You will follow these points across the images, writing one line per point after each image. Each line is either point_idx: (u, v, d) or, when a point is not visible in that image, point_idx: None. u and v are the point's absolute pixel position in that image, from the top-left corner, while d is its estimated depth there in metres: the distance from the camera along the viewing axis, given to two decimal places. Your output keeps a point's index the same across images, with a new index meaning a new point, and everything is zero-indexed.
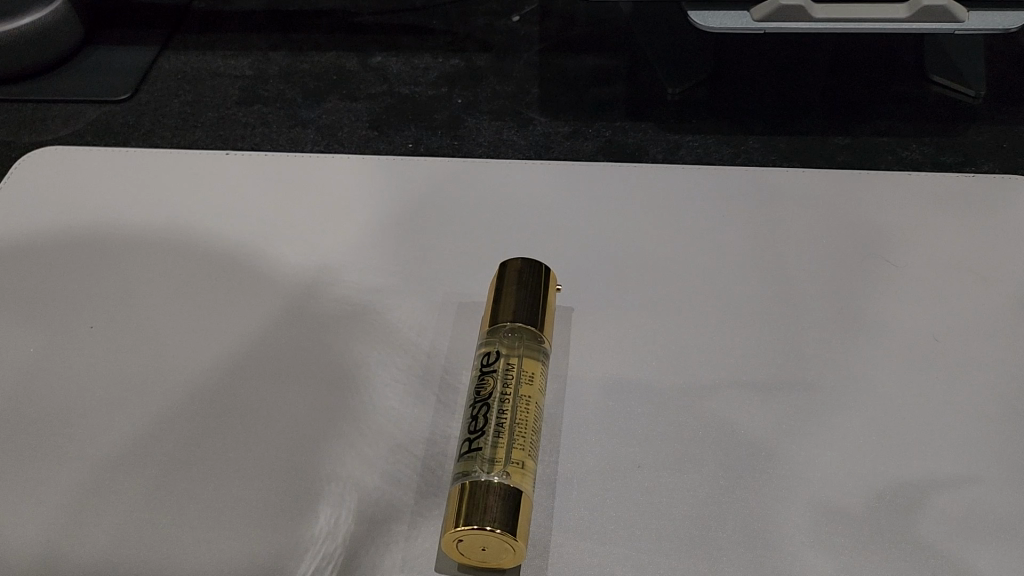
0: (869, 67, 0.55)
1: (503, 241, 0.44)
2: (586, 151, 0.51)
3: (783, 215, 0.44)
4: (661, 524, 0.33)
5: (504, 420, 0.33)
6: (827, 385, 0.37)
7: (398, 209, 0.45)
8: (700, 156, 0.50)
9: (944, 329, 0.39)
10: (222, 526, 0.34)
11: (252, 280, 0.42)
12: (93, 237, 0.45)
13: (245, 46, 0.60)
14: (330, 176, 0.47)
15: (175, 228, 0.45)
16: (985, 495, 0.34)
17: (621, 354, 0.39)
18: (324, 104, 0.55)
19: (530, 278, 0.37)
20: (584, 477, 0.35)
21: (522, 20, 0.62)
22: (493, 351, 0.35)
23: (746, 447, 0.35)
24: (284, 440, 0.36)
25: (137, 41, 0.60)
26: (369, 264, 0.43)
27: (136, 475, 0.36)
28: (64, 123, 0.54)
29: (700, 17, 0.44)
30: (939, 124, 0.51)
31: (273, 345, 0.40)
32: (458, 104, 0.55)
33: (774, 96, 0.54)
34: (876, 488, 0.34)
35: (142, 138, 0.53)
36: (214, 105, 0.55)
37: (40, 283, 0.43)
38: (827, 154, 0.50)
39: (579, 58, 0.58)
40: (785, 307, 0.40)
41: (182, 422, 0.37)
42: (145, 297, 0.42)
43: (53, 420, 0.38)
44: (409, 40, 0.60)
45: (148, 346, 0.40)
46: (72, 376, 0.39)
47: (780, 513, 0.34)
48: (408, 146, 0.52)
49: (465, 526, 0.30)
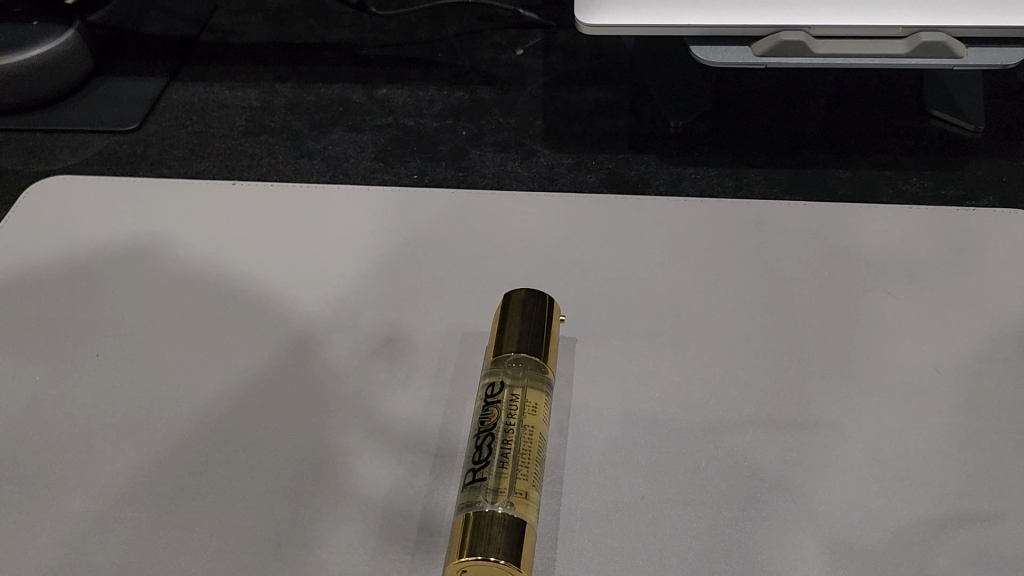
0: (868, 102, 0.56)
1: (507, 271, 0.44)
2: (589, 183, 0.52)
3: (784, 247, 0.44)
4: (665, 556, 0.33)
5: (508, 451, 0.33)
6: (830, 416, 0.37)
7: (402, 239, 0.46)
8: (702, 189, 0.51)
9: (946, 360, 0.39)
10: (224, 557, 0.34)
11: (254, 309, 0.43)
12: (101, 268, 0.45)
13: (252, 78, 0.61)
14: (333, 207, 0.48)
15: (182, 258, 0.45)
16: (989, 529, 0.34)
17: (624, 385, 0.39)
18: (329, 136, 0.56)
19: (533, 309, 0.37)
20: (587, 508, 0.35)
21: (525, 53, 0.62)
22: (497, 382, 0.36)
23: (750, 479, 0.35)
24: (288, 469, 0.37)
25: (145, 72, 0.60)
26: (371, 295, 0.43)
27: (140, 504, 0.36)
28: (72, 152, 0.54)
29: (703, 52, 0.45)
30: (939, 158, 0.52)
31: (274, 375, 0.40)
32: (462, 136, 0.56)
33: (775, 129, 0.54)
34: (886, 525, 0.34)
35: (149, 168, 0.53)
36: (221, 136, 0.56)
37: (48, 313, 0.43)
38: (828, 187, 0.50)
39: (582, 92, 0.59)
40: (786, 338, 0.40)
41: (187, 451, 0.37)
42: (150, 326, 0.42)
43: (59, 449, 0.38)
44: (414, 72, 0.61)
45: (153, 375, 0.40)
46: (75, 404, 0.39)
47: (784, 547, 0.33)
48: (413, 178, 0.53)
49: (469, 556, 0.30)
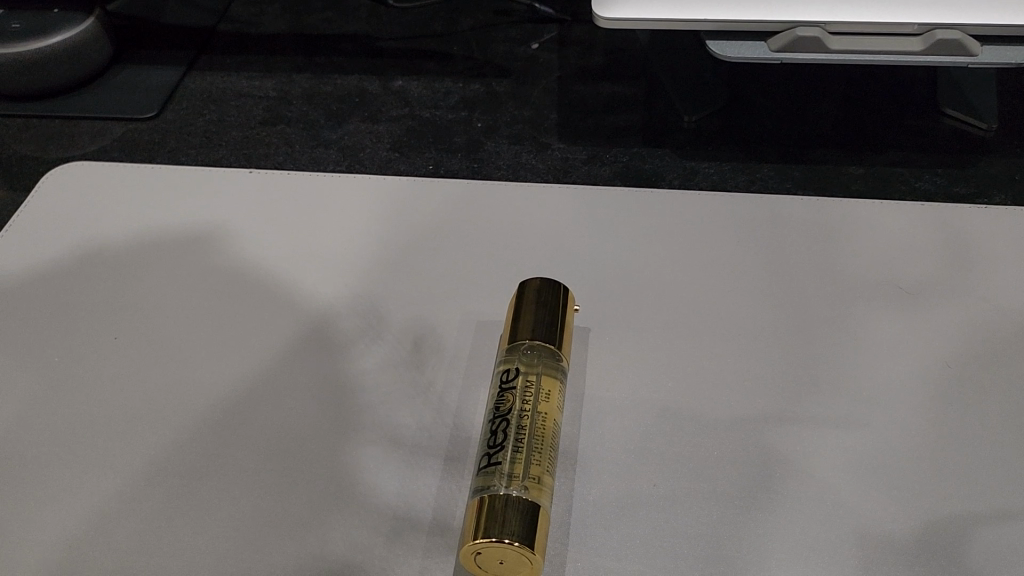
0: (882, 99, 0.56)
1: (521, 261, 0.44)
2: (603, 176, 0.52)
3: (797, 241, 0.45)
4: (677, 543, 0.34)
5: (522, 436, 0.34)
6: (841, 408, 0.38)
7: (418, 228, 0.46)
8: (716, 183, 0.51)
9: (959, 354, 0.39)
10: (240, 536, 0.34)
11: (270, 296, 0.43)
12: (119, 254, 0.46)
13: (269, 68, 0.61)
14: (348, 196, 0.48)
15: (198, 244, 0.46)
16: (1000, 522, 0.34)
17: (638, 375, 0.39)
18: (345, 126, 0.56)
19: (548, 298, 0.37)
20: (601, 495, 0.35)
21: (541, 47, 0.63)
22: (512, 368, 0.36)
23: (761, 468, 0.36)
24: (303, 452, 0.37)
25: (164, 60, 0.61)
26: (387, 283, 0.43)
27: (157, 483, 0.36)
28: (91, 139, 0.55)
29: (719, 46, 0.45)
30: (952, 156, 0.52)
31: (290, 361, 0.40)
32: (477, 127, 0.56)
33: (789, 125, 0.55)
34: (898, 516, 0.34)
35: (167, 155, 0.54)
36: (237, 124, 0.56)
37: (67, 296, 0.44)
38: (841, 183, 0.51)
39: (597, 86, 0.59)
40: (799, 330, 0.41)
41: (202, 433, 0.38)
42: (166, 310, 0.43)
43: (77, 428, 0.38)
44: (429, 64, 0.61)
45: (170, 359, 0.41)
46: (94, 386, 0.40)
47: (795, 535, 0.34)
48: (428, 168, 0.53)
49: (484, 539, 0.30)
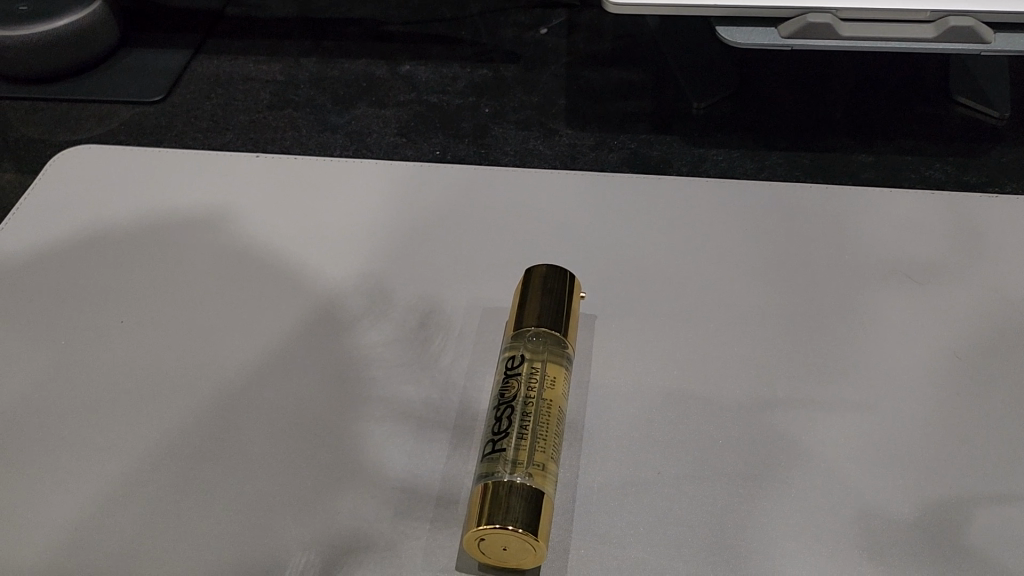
0: (892, 87, 0.55)
1: (527, 247, 0.44)
2: (610, 163, 0.52)
3: (806, 228, 0.44)
4: (681, 530, 0.34)
5: (527, 423, 0.34)
6: (848, 396, 0.37)
7: (424, 212, 0.46)
8: (724, 170, 0.51)
9: (968, 343, 0.39)
10: (246, 519, 0.34)
11: (276, 279, 0.43)
12: (125, 237, 0.45)
13: (276, 52, 0.61)
14: (355, 179, 0.48)
15: (204, 227, 0.46)
16: (1007, 510, 0.34)
17: (643, 363, 0.39)
18: (352, 111, 0.56)
19: (554, 285, 0.37)
20: (605, 482, 0.35)
21: (549, 32, 0.62)
22: (517, 355, 0.36)
23: (765, 457, 0.36)
24: (308, 435, 0.37)
25: (170, 44, 0.61)
26: (392, 266, 0.43)
27: (163, 467, 0.36)
28: (97, 123, 0.55)
29: (729, 32, 0.44)
30: (963, 144, 0.52)
31: (295, 344, 0.40)
32: (485, 113, 0.56)
33: (798, 112, 0.54)
34: (904, 504, 0.34)
35: (174, 139, 0.54)
36: (244, 108, 0.56)
37: (74, 279, 0.44)
38: (850, 171, 0.50)
39: (605, 72, 0.59)
40: (806, 319, 0.40)
41: (207, 416, 0.38)
42: (172, 293, 0.43)
43: (83, 411, 0.38)
44: (437, 49, 0.61)
45: (176, 342, 0.41)
46: (100, 369, 0.40)
47: (800, 523, 0.34)
48: (435, 154, 0.53)
49: (487, 525, 0.30)
